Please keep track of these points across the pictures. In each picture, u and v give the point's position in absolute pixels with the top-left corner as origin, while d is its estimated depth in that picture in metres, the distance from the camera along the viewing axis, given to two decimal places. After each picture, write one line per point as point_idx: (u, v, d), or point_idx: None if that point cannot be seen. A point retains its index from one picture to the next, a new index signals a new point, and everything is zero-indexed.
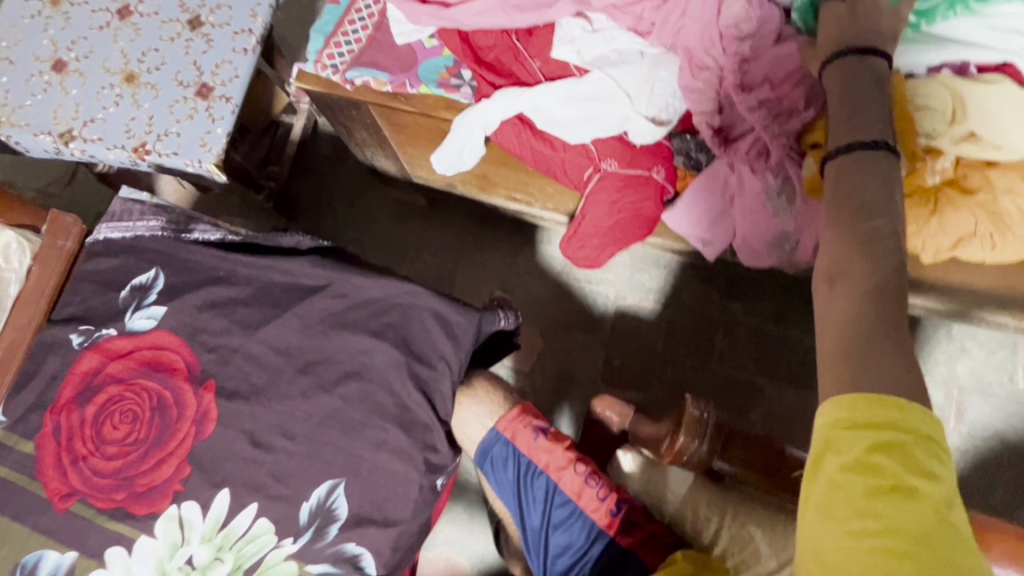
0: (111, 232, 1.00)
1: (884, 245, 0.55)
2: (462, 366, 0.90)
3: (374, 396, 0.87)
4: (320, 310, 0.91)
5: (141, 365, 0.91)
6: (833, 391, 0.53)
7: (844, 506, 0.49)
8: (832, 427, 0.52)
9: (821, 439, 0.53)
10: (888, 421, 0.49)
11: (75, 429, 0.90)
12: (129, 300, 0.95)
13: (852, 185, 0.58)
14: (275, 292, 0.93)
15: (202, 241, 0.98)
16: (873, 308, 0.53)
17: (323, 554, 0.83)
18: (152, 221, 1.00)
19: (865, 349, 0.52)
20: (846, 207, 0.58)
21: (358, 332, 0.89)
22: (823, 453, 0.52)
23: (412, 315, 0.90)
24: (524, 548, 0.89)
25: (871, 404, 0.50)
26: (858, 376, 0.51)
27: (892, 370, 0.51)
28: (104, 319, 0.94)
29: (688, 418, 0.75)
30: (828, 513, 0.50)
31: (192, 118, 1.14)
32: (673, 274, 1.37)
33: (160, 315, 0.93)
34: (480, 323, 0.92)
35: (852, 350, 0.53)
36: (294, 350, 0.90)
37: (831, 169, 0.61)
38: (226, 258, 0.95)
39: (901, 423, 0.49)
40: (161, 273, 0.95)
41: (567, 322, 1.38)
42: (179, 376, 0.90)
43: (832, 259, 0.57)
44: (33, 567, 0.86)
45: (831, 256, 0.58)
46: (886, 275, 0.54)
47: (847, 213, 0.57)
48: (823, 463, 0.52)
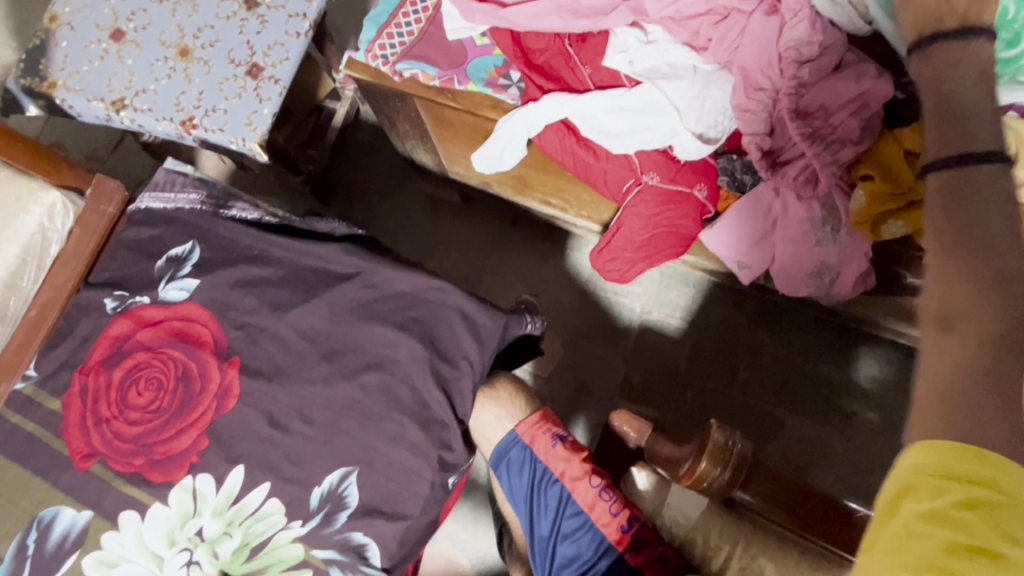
0: (152, 202, 1.01)
1: (1010, 286, 0.50)
2: (484, 367, 0.90)
3: (394, 389, 0.87)
4: (349, 299, 0.91)
5: (171, 336, 0.92)
6: (928, 436, 0.49)
7: (920, 558, 0.47)
8: (916, 470, 0.48)
9: (900, 480, 0.50)
10: (983, 475, 0.46)
11: (101, 391, 0.92)
12: (164, 270, 0.96)
13: (969, 209, 0.52)
14: (307, 276, 0.93)
15: (239, 219, 0.99)
16: (999, 350, 0.48)
17: (329, 541, 0.83)
18: (193, 194, 1.02)
19: (981, 407, 0.47)
20: (960, 237, 0.52)
21: (384, 323, 0.89)
22: (900, 494, 0.49)
23: (438, 311, 0.90)
24: (530, 555, 0.89)
25: (967, 455, 0.46)
26: (972, 433, 0.47)
27: (1007, 432, 0.46)
28: (139, 287, 0.96)
29: (713, 443, 0.75)
30: (899, 561, 0.48)
31: (241, 96, 1.16)
32: (703, 294, 1.35)
33: (193, 288, 0.94)
34: (506, 325, 0.91)
35: (966, 405, 0.47)
36: (320, 336, 0.90)
37: (943, 183, 0.55)
38: (262, 238, 0.96)
39: (998, 480, 0.46)
40: (197, 247, 0.97)
41: (589, 332, 1.37)
42: (206, 350, 0.91)
43: (944, 300, 0.51)
44: (49, 522, 0.88)
45: (942, 296, 0.52)
46: (1011, 320, 0.49)
47: (965, 245, 0.51)
48: (899, 506, 0.49)
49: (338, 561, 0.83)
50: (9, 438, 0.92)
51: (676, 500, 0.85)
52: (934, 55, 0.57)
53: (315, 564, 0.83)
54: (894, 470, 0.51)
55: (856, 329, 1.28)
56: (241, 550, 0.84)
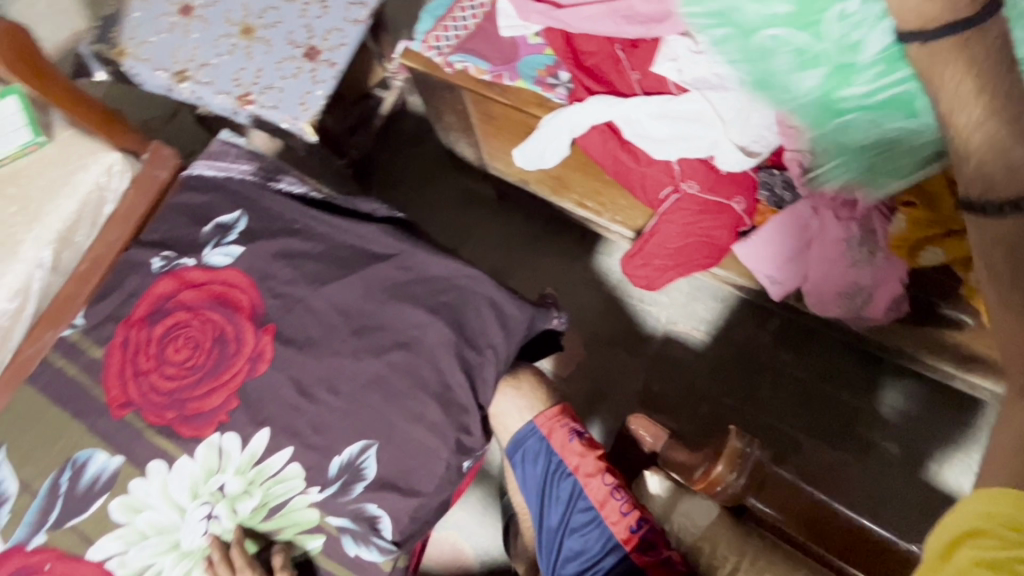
0: (207, 170, 1.06)
1: None
2: (507, 358, 0.92)
3: (421, 368, 0.89)
4: (384, 278, 0.94)
5: (212, 299, 0.96)
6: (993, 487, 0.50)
7: None
8: (983, 516, 0.48)
9: (963, 524, 0.49)
10: None
11: (141, 345, 0.96)
12: (210, 236, 1.00)
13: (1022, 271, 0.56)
14: (346, 253, 0.96)
15: (286, 193, 1.03)
16: None
17: (344, 509, 0.86)
18: (245, 165, 1.06)
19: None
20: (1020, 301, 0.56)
21: (415, 305, 0.92)
22: (960, 538, 0.49)
23: (469, 298, 0.92)
24: (536, 546, 0.90)
25: None
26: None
27: None
28: (186, 249, 1.00)
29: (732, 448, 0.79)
30: None
31: (297, 77, 1.19)
32: (730, 309, 1.35)
33: (236, 255, 0.98)
34: (534, 318, 0.93)
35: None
36: (353, 311, 0.93)
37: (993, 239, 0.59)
38: (307, 213, 1.00)
39: None
40: (243, 216, 1.01)
41: (612, 337, 1.37)
42: (245, 315, 0.95)
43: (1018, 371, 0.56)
44: (82, 464, 0.92)
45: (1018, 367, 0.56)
46: None
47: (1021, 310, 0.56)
48: (956, 549, 0.49)
49: (350, 530, 0.86)
50: (53, 381, 0.97)
51: (685, 507, 0.86)
52: (955, 61, 0.61)
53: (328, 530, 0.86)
54: (953, 514, 0.51)
55: (883, 358, 1.27)
56: (259, 510, 0.87)
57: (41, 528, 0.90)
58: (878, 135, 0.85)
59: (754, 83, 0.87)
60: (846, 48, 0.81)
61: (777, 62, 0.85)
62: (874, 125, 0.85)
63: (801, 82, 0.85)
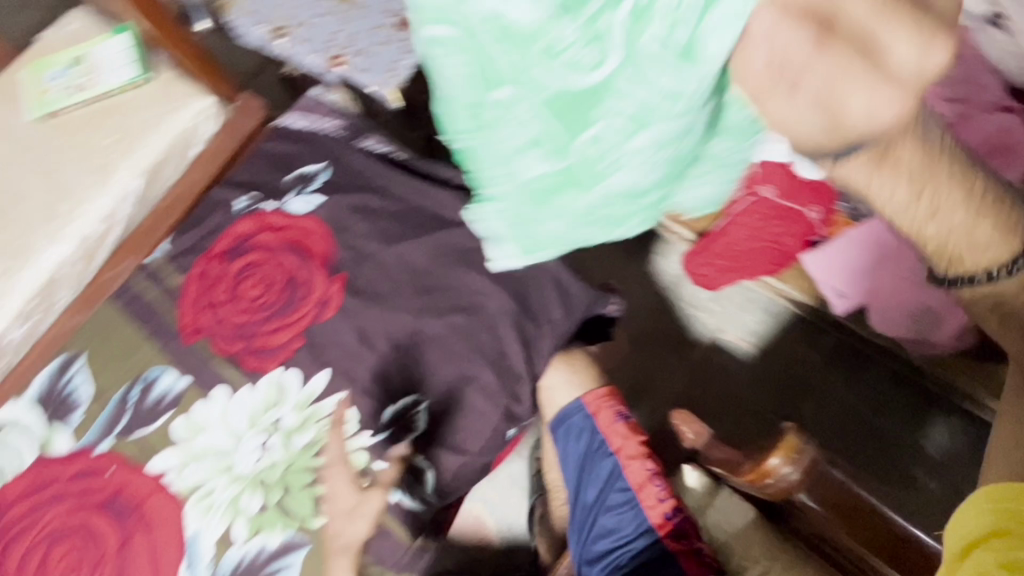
0: (296, 121, 1.11)
1: None
2: (563, 337, 0.94)
3: (479, 332, 0.92)
4: (454, 243, 0.97)
5: (289, 244, 1.01)
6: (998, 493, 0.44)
7: None
8: (1003, 512, 0.42)
9: (982, 523, 0.43)
10: None
11: (218, 278, 1.01)
12: (293, 184, 1.05)
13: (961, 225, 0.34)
14: (420, 217, 1.00)
15: (369, 151, 1.07)
16: None
17: (392, 457, 0.90)
18: (333, 122, 1.10)
19: None
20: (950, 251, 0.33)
21: (481, 272, 0.94)
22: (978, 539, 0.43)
23: (534, 272, 0.94)
24: (570, 521, 0.92)
25: None
26: None
27: None
28: (269, 194, 1.05)
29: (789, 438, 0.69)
30: None
31: (388, 45, 1.23)
32: (783, 326, 1.33)
33: (316, 205, 1.02)
34: (595, 299, 0.95)
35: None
36: (421, 271, 0.96)
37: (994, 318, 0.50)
38: (389, 175, 1.03)
39: None
40: (327, 169, 1.05)
41: (659, 337, 1.38)
42: (317, 263, 0.99)
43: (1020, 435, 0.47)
44: (151, 381, 0.98)
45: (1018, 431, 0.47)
46: None
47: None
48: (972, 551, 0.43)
49: (394, 477, 0.89)
50: (134, 302, 1.03)
51: (722, 505, 0.88)
52: (904, 151, 0.29)
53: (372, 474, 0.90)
54: (962, 519, 0.45)
55: (936, 394, 1.24)
56: (311, 447, 0.91)
57: (109, 435, 0.96)
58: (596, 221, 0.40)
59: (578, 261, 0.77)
60: (582, 157, 0.35)
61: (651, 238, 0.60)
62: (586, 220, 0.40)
63: (581, 237, 0.41)
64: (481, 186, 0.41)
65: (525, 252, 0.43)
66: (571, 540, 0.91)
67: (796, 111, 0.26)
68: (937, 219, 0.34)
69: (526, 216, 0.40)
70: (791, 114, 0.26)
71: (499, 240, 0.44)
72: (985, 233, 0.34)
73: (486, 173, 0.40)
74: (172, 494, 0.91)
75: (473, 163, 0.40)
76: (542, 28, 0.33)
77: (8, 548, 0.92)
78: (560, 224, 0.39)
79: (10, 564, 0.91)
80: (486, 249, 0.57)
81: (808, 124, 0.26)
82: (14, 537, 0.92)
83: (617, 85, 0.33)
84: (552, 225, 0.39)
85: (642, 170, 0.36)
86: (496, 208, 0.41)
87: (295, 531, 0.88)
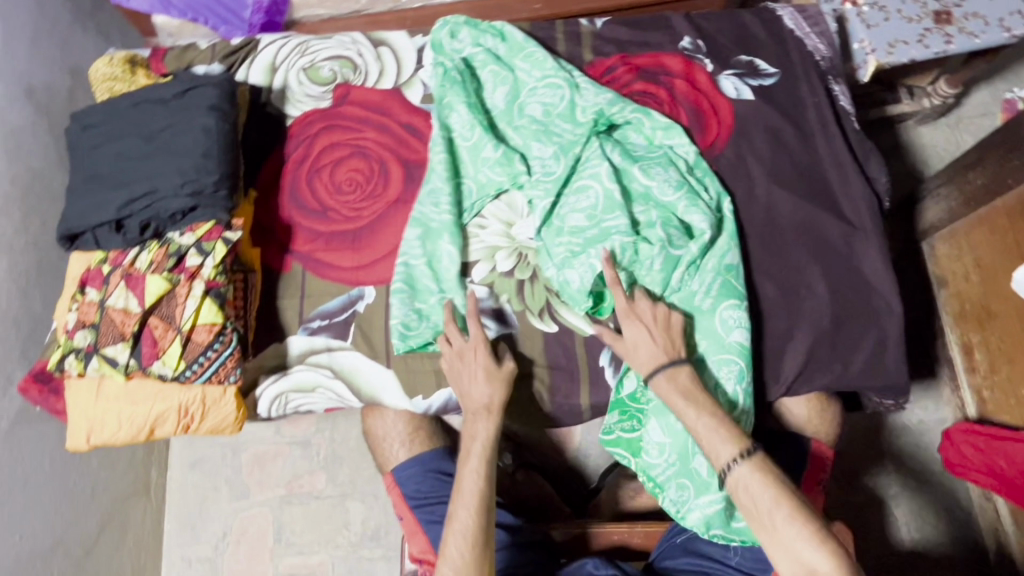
0: (788, 18, 1.04)
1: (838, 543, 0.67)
2: (834, 386, 0.90)
3: (793, 305, 0.89)
4: (824, 230, 0.92)
5: (694, 106, 0.98)
6: None
7: None
8: None
9: None
10: None
11: (617, 81, 1.01)
12: (740, 65, 1.01)
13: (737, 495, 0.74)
14: (817, 184, 0.94)
15: (829, 96, 0.99)
16: None
17: (337, 307, 0.94)
18: (820, 45, 1.02)
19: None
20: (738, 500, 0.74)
21: (827, 269, 0.90)
22: None
23: (875, 319, 0.89)
24: (670, 523, 0.96)
25: None
26: None
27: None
28: (714, 55, 1.02)
29: None
30: None
31: (914, 22, 1.04)
32: (955, 547, 1.16)
33: (743, 98, 0.99)
34: (893, 387, 0.90)
35: None
36: (777, 225, 0.92)
37: None
38: (825, 127, 0.96)
39: None
40: (776, 78, 1.00)
41: (843, 454, 1.22)
42: (703, 141, 0.97)
43: None
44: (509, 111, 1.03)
45: None
46: None
47: None
48: None
49: (331, 312, 0.94)
50: (544, 41, 1.06)
51: None
52: (679, 379, 0.80)
53: (313, 311, 0.94)
54: None
55: None
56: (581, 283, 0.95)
57: None
58: (528, 122, 0.97)
59: (679, 482, 0.86)
60: (577, 119, 0.96)
61: (696, 459, 0.85)
62: (522, 114, 0.98)
63: (567, 149, 0.94)
64: (631, 118, 0.96)
65: (561, 110, 0.97)
66: (665, 535, 0.95)
67: (645, 354, 0.82)
68: (710, 421, 0.77)
69: (603, 175, 0.91)
70: (630, 339, 0.83)
71: (560, 110, 0.97)
72: (733, 439, 0.75)
73: (587, 89, 0.97)
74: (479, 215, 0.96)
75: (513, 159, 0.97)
76: (610, 141, 0.95)
77: (324, 129, 1.02)
78: (620, 110, 0.95)
79: (318, 140, 1.01)
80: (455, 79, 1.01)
81: (645, 358, 0.82)
82: (335, 126, 1.02)
83: (655, 138, 0.96)
84: (586, 158, 0.93)
85: (705, 218, 0.87)
86: (611, 111, 0.96)
87: (514, 309, 0.92)
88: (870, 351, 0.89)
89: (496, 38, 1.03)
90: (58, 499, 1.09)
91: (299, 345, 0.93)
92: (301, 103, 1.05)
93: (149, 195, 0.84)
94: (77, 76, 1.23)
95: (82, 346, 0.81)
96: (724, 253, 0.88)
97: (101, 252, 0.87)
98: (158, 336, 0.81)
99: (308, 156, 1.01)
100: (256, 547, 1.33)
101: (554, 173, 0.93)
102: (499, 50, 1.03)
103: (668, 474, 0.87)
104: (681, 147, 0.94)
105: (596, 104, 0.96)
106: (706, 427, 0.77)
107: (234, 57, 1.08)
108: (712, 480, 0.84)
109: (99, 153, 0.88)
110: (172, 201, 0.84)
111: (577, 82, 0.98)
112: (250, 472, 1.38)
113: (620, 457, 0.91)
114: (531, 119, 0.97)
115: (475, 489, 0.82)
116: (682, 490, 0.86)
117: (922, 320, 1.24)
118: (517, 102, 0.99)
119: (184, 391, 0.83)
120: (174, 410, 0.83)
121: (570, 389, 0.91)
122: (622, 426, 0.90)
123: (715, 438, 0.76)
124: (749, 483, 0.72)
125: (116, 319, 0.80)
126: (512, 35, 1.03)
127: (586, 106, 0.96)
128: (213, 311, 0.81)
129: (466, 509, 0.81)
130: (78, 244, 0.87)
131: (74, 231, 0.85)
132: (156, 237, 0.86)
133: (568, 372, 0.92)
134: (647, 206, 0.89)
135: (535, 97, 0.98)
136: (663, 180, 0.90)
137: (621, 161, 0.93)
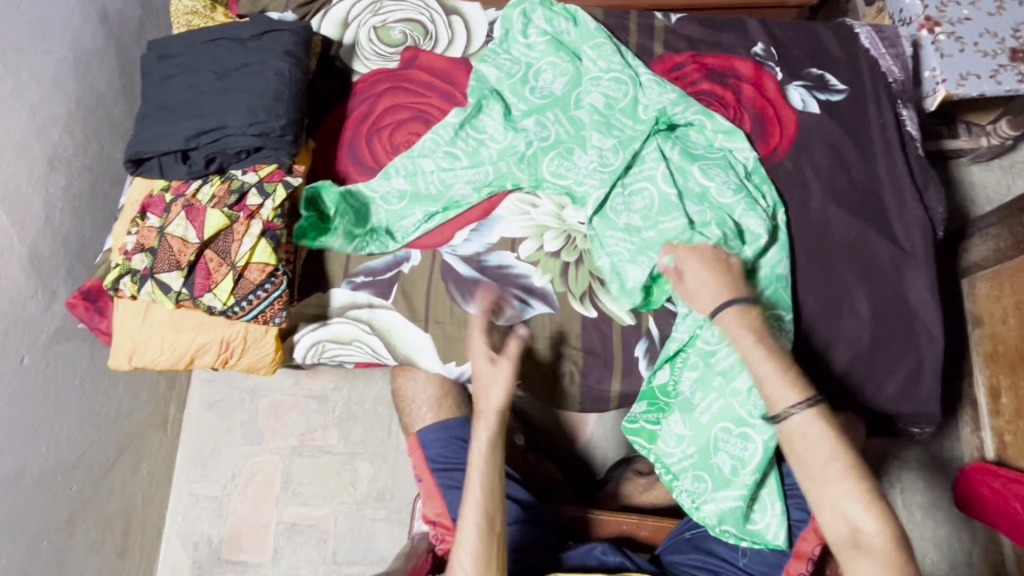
0: (864, 36, 1.04)
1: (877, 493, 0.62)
2: (864, 407, 0.91)
3: (834, 321, 0.90)
4: (874, 252, 0.92)
5: (759, 112, 0.98)
6: None
7: None
8: None
9: None
10: None
11: (684, 79, 1.01)
12: (809, 78, 1.01)
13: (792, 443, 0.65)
14: (874, 205, 0.94)
15: (897, 120, 0.98)
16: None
17: (379, 264, 0.95)
18: (894, 68, 1.02)
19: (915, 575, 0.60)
20: (789, 446, 0.66)
21: (872, 291, 0.90)
22: None
23: (913, 345, 0.89)
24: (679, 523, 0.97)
25: None
26: None
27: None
28: (785, 64, 1.02)
29: None
30: None
31: (988, 57, 1.01)
32: None
33: (809, 111, 0.98)
34: (923, 414, 0.91)
35: None
36: (829, 240, 0.92)
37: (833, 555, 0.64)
38: (889, 150, 0.96)
39: None
40: (844, 95, 1.00)
41: None
42: (765, 147, 0.97)
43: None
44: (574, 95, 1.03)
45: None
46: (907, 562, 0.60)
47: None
48: None
49: (373, 268, 0.95)
50: (616, 29, 1.06)
51: None
52: (751, 312, 0.72)
53: (355, 264, 0.95)
54: None
55: None
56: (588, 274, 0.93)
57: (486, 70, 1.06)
58: (590, 108, 0.97)
59: (696, 475, 0.88)
60: (641, 112, 0.96)
61: (716, 456, 0.86)
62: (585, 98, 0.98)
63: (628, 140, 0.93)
64: (696, 116, 0.95)
65: (624, 100, 0.96)
66: (674, 530, 0.95)
67: (702, 288, 0.77)
68: (774, 361, 0.68)
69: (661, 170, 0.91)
70: (693, 283, 0.79)
71: (623, 103, 0.96)
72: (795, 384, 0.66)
73: (654, 83, 0.97)
74: (501, 202, 0.97)
75: (564, 146, 0.95)
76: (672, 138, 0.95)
77: (388, 89, 1.03)
78: (685, 108, 0.95)
79: (381, 100, 1.02)
80: (523, 58, 1.01)
81: (708, 287, 0.76)
82: (399, 87, 1.02)
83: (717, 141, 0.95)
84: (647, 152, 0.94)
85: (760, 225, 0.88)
86: (676, 108, 0.95)
87: (556, 290, 0.93)
88: (904, 377, 0.90)
89: (568, 20, 1.02)
90: (83, 419, 1.12)
91: (337, 296, 0.94)
92: (369, 61, 1.06)
93: (218, 130, 0.86)
94: (148, 8, 1.25)
95: (138, 269, 0.83)
96: (773, 262, 0.88)
97: (164, 180, 0.89)
98: (212, 269, 0.82)
99: (369, 115, 1.02)
100: (263, 493, 1.35)
101: (611, 162, 0.93)
102: (570, 33, 1.02)
103: (685, 465, 0.88)
104: (743, 153, 0.94)
105: (659, 104, 0.96)
106: (764, 361, 0.68)
107: (309, 7, 1.09)
108: (733, 478, 0.85)
109: (173, 83, 0.90)
110: (239, 139, 0.86)
111: (641, 79, 0.98)
112: (265, 419, 1.40)
113: (640, 448, 0.92)
114: (592, 108, 0.96)
115: (484, 467, 0.77)
116: (699, 482, 0.88)
117: (953, 357, 1.23)
118: (579, 91, 0.99)
119: (228, 325, 0.85)
120: (215, 342, 0.84)
121: (602, 373, 0.92)
122: (647, 416, 0.90)
123: (776, 381, 0.67)
124: (807, 431, 0.64)
125: (174, 247, 0.82)
126: (581, 25, 1.02)
127: (649, 104, 0.96)
128: (267, 252, 0.83)
129: (477, 491, 0.76)
130: (143, 168, 0.89)
131: (142, 155, 0.87)
132: (219, 172, 0.87)
133: (602, 358, 0.92)
134: (701, 206, 0.89)
135: (598, 87, 0.98)
136: (722, 182, 0.91)
137: (680, 160, 0.93)
